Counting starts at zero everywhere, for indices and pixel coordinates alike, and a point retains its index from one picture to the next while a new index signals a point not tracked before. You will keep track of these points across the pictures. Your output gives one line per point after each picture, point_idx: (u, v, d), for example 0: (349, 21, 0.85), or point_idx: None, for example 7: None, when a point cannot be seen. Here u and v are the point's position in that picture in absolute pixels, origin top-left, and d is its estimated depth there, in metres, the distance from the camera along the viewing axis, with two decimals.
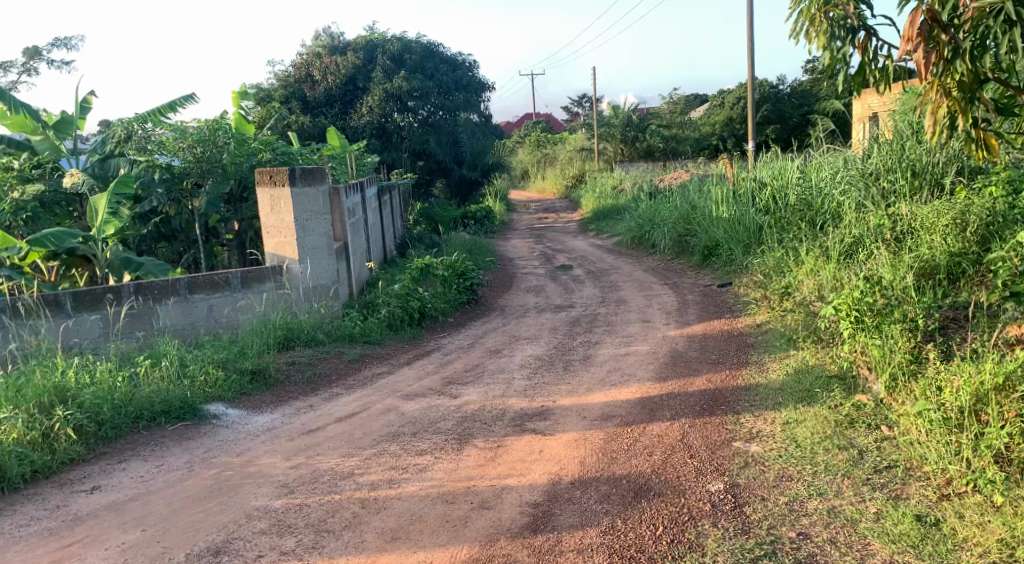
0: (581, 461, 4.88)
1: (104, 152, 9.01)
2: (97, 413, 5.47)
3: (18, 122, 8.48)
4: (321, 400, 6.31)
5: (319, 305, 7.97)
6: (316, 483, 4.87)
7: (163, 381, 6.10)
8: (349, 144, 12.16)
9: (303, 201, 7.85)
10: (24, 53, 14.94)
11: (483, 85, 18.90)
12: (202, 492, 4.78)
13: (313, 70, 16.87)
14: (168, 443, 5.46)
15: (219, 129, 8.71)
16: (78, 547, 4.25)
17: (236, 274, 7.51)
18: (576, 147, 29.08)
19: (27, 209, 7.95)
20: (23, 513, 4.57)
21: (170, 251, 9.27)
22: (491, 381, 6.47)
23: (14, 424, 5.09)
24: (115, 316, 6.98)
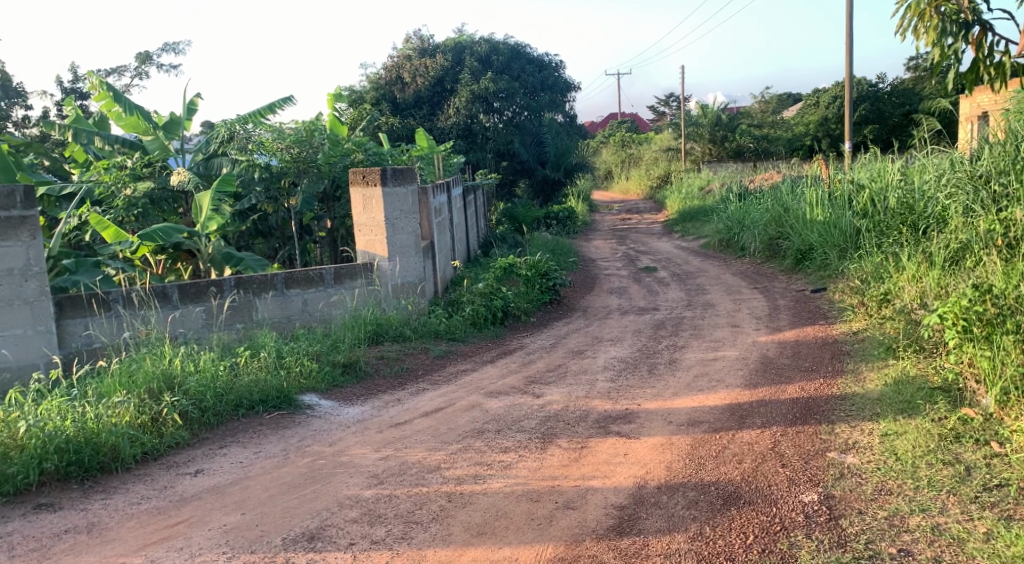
0: (667, 466, 4.85)
1: (207, 151, 9.42)
2: (201, 401, 5.73)
3: (132, 122, 9.02)
4: (408, 395, 6.45)
5: (407, 301, 8.16)
6: (404, 475, 4.98)
7: (261, 370, 6.33)
8: (437, 144, 12.35)
9: (393, 201, 8.06)
10: (135, 58, 15.65)
11: (570, 85, 18.93)
12: (297, 479, 4.96)
13: (403, 73, 17.20)
14: (265, 431, 5.68)
15: (316, 131, 9.26)
16: (184, 527, 4.45)
17: (329, 269, 7.76)
18: (663, 148, 28.92)
19: (138, 206, 8.37)
20: (135, 492, 4.82)
21: (266, 247, 9.64)
22: (575, 381, 6.50)
23: (126, 408, 5.37)
24: (218, 308, 7.24)
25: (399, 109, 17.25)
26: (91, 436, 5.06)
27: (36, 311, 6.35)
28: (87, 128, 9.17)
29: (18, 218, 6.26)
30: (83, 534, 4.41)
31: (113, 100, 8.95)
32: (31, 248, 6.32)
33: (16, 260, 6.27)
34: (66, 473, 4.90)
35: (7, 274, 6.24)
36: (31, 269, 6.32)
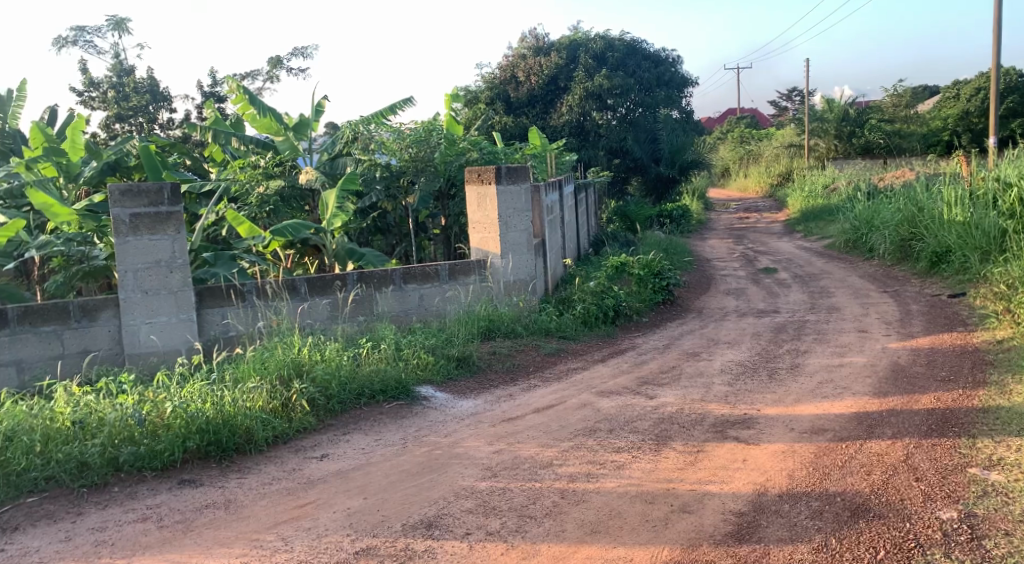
0: (789, 474, 4.72)
1: (333, 151, 9.77)
2: (327, 388, 5.97)
3: (265, 124, 9.26)
4: (520, 390, 6.52)
5: (518, 298, 8.26)
6: (517, 469, 5.03)
7: (381, 361, 6.54)
8: (549, 143, 12.41)
9: (507, 199, 8.18)
10: (268, 62, 16.37)
11: (686, 81, 18.58)
12: (414, 468, 5.10)
13: (517, 71, 17.39)
14: (385, 420, 5.89)
15: (433, 131, 9.47)
16: (311, 508, 4.65)
17: (444, 266, 7.93)
18: (784, 144, 27.51)
19: (270, 203, 8.91)
20: (267, 473, 5.08)
21: (384, 244, 9.89)
22: (690, 383, 6.40)
23: (260, 393, 5.64)
24: (342, 301, 7.50)
25: (513, 107, 17.48)
26: (228, 418, 5.33)
27: (180, 300, 6.75)
28: (226, 130, 9.59)
29: (166, 213, 6.65)
30: (221, 509, 4.65)
31: (249, 103, 9.33)
32: (177, 241, 6.71)
33: (163, 252, 6.67)
34: (206, 452, 5.19)
35: (154, 265, 6.65)
36: (176, 261, 6.71)
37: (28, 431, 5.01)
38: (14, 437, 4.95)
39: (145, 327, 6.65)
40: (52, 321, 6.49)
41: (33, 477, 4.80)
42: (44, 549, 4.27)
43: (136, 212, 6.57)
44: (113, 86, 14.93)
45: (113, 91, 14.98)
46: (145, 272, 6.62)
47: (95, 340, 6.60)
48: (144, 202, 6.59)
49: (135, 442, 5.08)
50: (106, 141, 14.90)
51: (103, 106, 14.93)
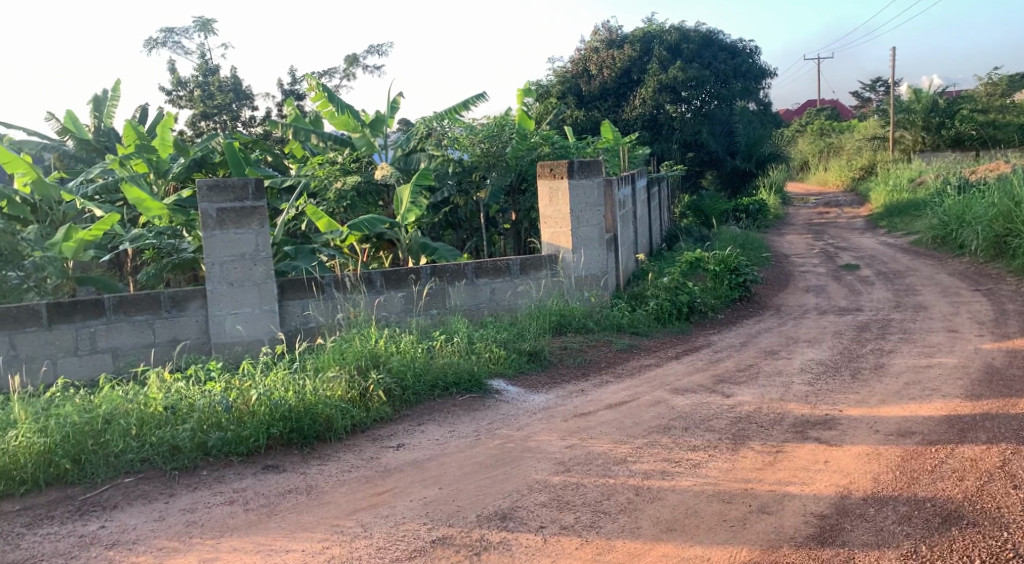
0: (874, 477, 4.58)
1: (408, 147, 9.79)
2: (403, 379, 6.06)
3: (343, 121, 9.52)
4: (592, 386, 6.49)
5: (590, 293, 8.24)
6: (590, 464, 5.01)
7: (454, 354, 6.60)
8: (622, 137, 12.24)
9: (580, 193, 8.14)
10: (345, 60, 16.68)
11: (764, 72, 18.22)
12: (488, 460, 5.13)
13: (589, 65, 17.37)
14: (458, 412, 5.95)
15: (505, 127, 9.60)
16: (388, 496, 4.72)
17: (516, 260, 7.95)
18: (867, 136, 26.71)
19: (347, 198, 9.07)
20: (345, 460, 5.18)
21: (455, 239, 10.03)
22: (767, 382, 6.27)
23: (339, 383, 5.75)
24: (417, 294, 7.58)
25: (585, 101, 17.33)
26: (310, 406, 5.45)
27: (263, 292, 6.93)
28: (305, 126, 9.86)
29: (250, 208, 6.83)
30: (303, 495, 4.76)
31: (328, 101, 9.43)
32: (260, 235, 6.88)
33: (247, 245, 6.85)
34: (289, 439, 5.31)
35: (239, 258, 6.83)
36: (260, 254, 6.89)
37: (124, 415, 5.18)
38: (112, 420, 5.12)
39: (230, 317, 6.85)
40: (144, 311, 6.70)
41: (129, 459, 4.98)
42: (139, 527, 4.43)
43: (223, 207, 6.76)
44: (199, 85, 15.44)
45: (199, 89, 15.47)
46: (230, 264, 6.82)
47: (184, 329, 6.83)
48: (230, 196, 6.77)
49: (223, 428, 5.23)
50: (192, 138, 15.40)
51: (189, 104, 15.45)
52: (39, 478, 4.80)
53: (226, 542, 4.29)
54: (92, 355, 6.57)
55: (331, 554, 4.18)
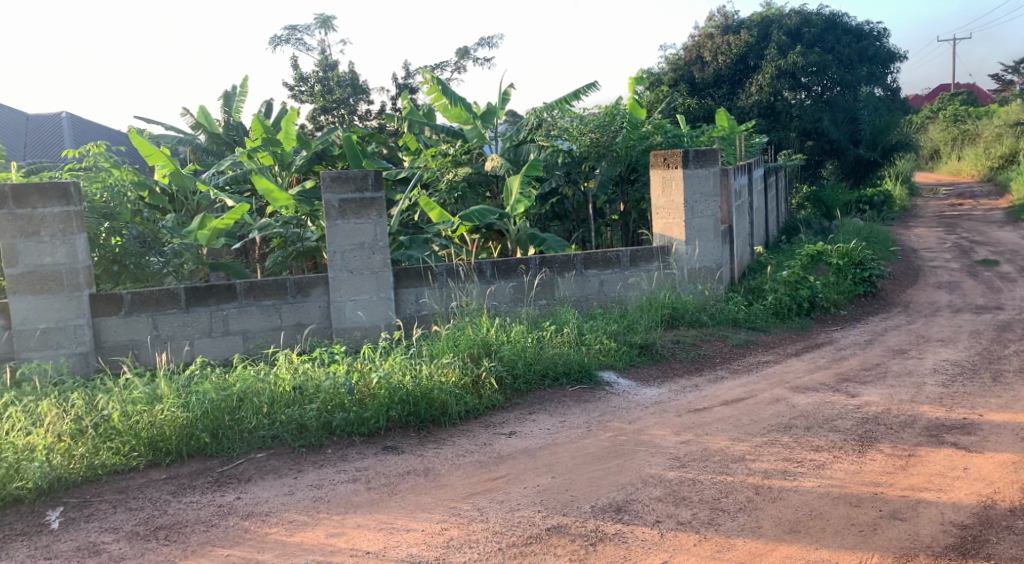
0: (1021, 488, 4.31)
1: (518, 138, 9.77)
2: (514, 367, 6.09)
3: (456, 114, 9.53)
4: (706, 381, 6.34)
5: (703, 286, 8.07)
6: (707, 461, 4.90)
7: (565, 345, 6.59)
8: (737, 125, 11.76)
9: (695, 183, 7.97)
10: (456, 53, 16.95)
11: (893, 55, 17.49)
12: (601, 452, 5.08)
13: (703, 52, 17.02)
14: (569, 403, 5.93)
15: (616, 115, 9.49)
16: (502, 483, 4.74)
17: (626, 252, 7.85)
18: (1008, 122, 25.12)
19: (458, 189, 9.28)
20: (460, 445, 5.24)
21: (561, 230, 10.11)
22: (896, 383, 5.98)
23: (453, 369, 5.83)
24: (527, 285, 7.58)
25: (698, 89, 17.00)
26: (425, 392, 5.54)
27: (381, 280, 7.09)
28: (420, 119, 10.03)
29: (370, 199, 6.98)
30: (421, 476, 4.84)
31: (441, 94, 9.53)
32: (379, 225, 7.03)
33: (366, 235, 7.02)
34: (406, 422, 5.43)
35: (359, 247, 7.01)
36: (378, 244, 7.05)
37: (257, 393, 5.41)
38: (245, 398, 5.35)
39: (349, 304, 7.04)
40: (272, 296, 6.94)
41: (261, 435, 5.19)
42: (271, 500, 4.60)
43: (344, 198, 6.94)
44: (319, 80, 16.01)
45: (320, 85, 16.04)
46: (350, 253, 7.00)
47: (308, 314, 7.05)
48: (352, 187, 6.95)
49: (345, 409, 5.37)
50: (312, 132, 15.95)
51: (310, 99, 16.03)
52: (182, 450, 5.04)
53: (350, 518, 4.40)
54: (226, 337, 6.86)
55: (450, 535, 4.22)
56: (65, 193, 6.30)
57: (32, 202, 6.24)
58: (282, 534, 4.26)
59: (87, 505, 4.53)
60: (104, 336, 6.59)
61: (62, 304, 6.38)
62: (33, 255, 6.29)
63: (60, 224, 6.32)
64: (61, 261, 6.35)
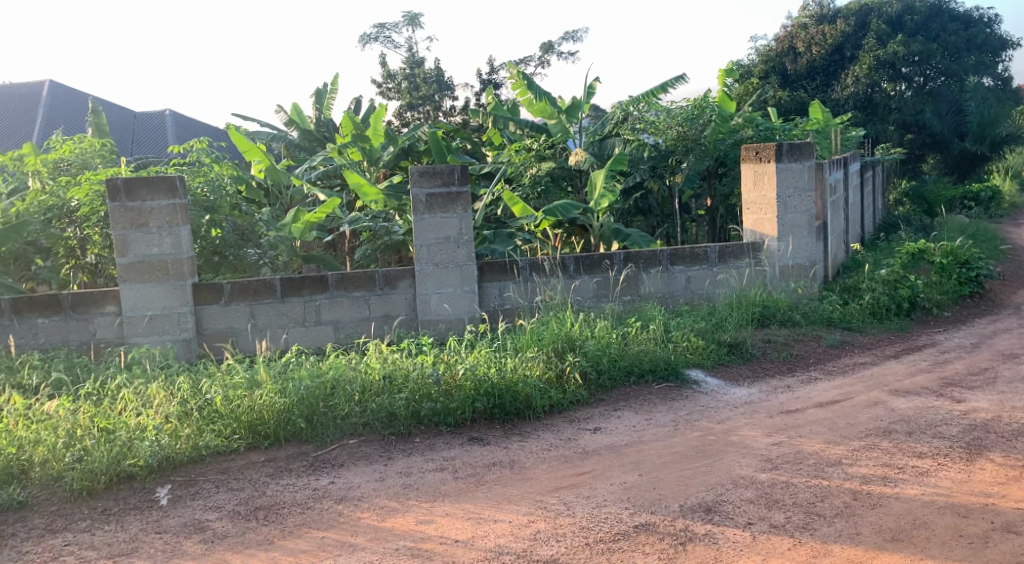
0: None
1: (603, 132, 9.73)
2: (598, 363, 6.03)
3: (541, 109, 9.51)
4: (799, 382, 6.15)
5: (796, 284, 7.83)
6: (801, 464, 4.75)
7: (651, 342, 6.49)
8: (832, 117, 11.37)
9: (788, 177, 7.73)
10: (541, 48, 16.93)
11: (1004, 43, 16.63)
12: (689, 451, 4.98)
13: (796, 42, 16.50)
14: (656, 400, 5.85)
15: (705, 107, 9.18)
16: (588, 478, 4.70)
17: (715, 248, 7.68)
18: None
19: (541, 183, 9.28)
20: (545, 439, 5.22)
21: (644, 225, 10.14)
22: (1006, 389, 5.68)
23: (538, 363, 5.82)
24: (612, 280, 7.50)
25: (790, 81, 16.49)
26: (510, 385, 5.54)
27: (465, 273, 7.13)
28: (504, 114, 10.24)
29: (456, 193, 7.02)
30: (507, 468, 4.84)
31: (526, 89, 9.52)
32: (464, 219, 7.06)
33: (451, 229, 7.06)
34: (491, 415, 5.45)
35: (444, 240, 7.06)
36: (463, 238, 7.08)
37: (349, 381, 5.52)
38: (338, 385, 5.46)
39: (435, 297, 7.10)
40: (362, 287, 7.05)
41: (353, 422, 5.28)
42: (363, 486, 4.67)
43: (431, 192, 6.98)
44: (406, 77, 16.21)
45: (407, 81, 16.26)
46: (435, 246, 7.05)
47: (396, 306, 7.14)
48: (439, 182, 7.00)
49: (432, 399, 5.42)
50: (399, 128, 16.19)
51: (398, 95, 16.29)
52: (280, 434, 5.17)
53: (439, 506, 4.43)
54: (318, 326, 7.01)
55: (537, 528, 4.21)
56: (171, 186, 6.53)
57: (141, 196, 6.49)
58: (374, 519, 4.32)
59: (193, 483, 4.69)
60: (206, 323, 6.82)
61: (167, 292, 6.62)
62: (142, 246, 6.55)
63: (166, 217, 6.56)
64: (167, 251, 6.59)
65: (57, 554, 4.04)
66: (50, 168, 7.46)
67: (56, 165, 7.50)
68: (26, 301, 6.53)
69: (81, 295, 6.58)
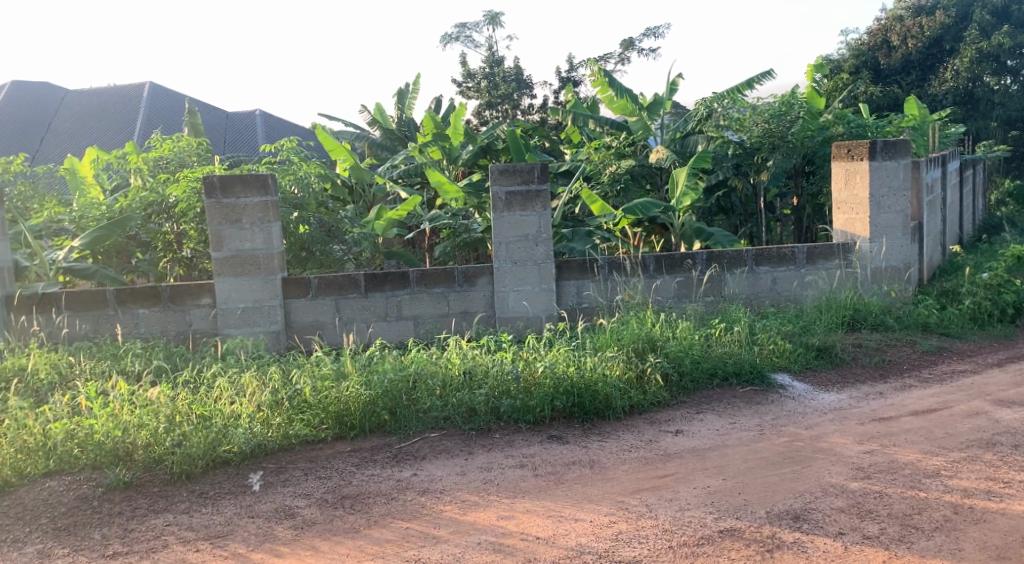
0: None
1: (685, 129, 9.67)
2: (680, 365, 5.94)
3: (621, 106, 9.36)
4: (893, 389, 5.94)
5: (889, 287, 7.57)
6: (895, 474, 4.58)
7: (735, 344, 6.35)
8: (929, 113, 11.03)
9: (882, 175, 7.46)
10: (622, 44, 16.81)
11: None
12: (775, 457, 4.86)
13: (890, 35, 15.96)
14: (740, 404, 5.73)
15: (793, 104, 8.91)
16: (670, 481, 4.63)
17: (803, 248, 7.48)
18: None
19: (621, 182, 9.21)
20: (626, 440, 5.17)
21: (727, 224, 9.98)
22: None
23: (617, 362, 5.76)
24: (695, 280, 7.37)
25: (883, 76, 15.92)
26: (590, 384, 5.50)
27: (544, 272, 7.11)
28: (584, 112, 10.06)
29: (535, 191, 7.00)
30: (587, 468, 4.81)
31: (607, 86, 9.41)
32: (543, 217, 7.04)
33: (530, 227, 7.05)
34: (571, 413, 5.43)
35: (523, 238, 7.06)
36: (541, 236, 7.07)
37: (430, 375, 5.59)
38: (420, 379, 5.55)
39: (514, 294, 7.11)
40: (441, 284, 7.11)
41: (434, 416, 5.34)
42: (445, 479, 4.71)
43: (511, 190, 6.99)
44: (486, 76, 16.31)
45: (487, 80, 16.34)
46: (515, 244, 7.06)
47: (475, 303, 7.18)
48: (519, 180, 7.00)
49: (512, 396, 5.44)
50: (478, 127, 16.32)
51: (477, 94, 16.39)
52: (365, 425, 5.26)
53: (520, 503, 4.44)
54: (399, 321, 7.11)
55: (618, 528, 4.17)
56: (264, 185, 6.72)
57: (235, 193, 6.69)
58: (456, 512, 4.35)
59: (284, 470, 4.81)
60: (294, 316, 6.99)
61: (258, 285, 6.81)
62: (235, 241, 6.74)
63: (259, 213, 6.74)
64: (259, 246, 6.78)
65: (158, 533, 4.20)
66: (150, 165, 7.77)
67: (156, 162, 7.78)
68: (129, 292, 6.80)
69: (179, 287, 6.81)
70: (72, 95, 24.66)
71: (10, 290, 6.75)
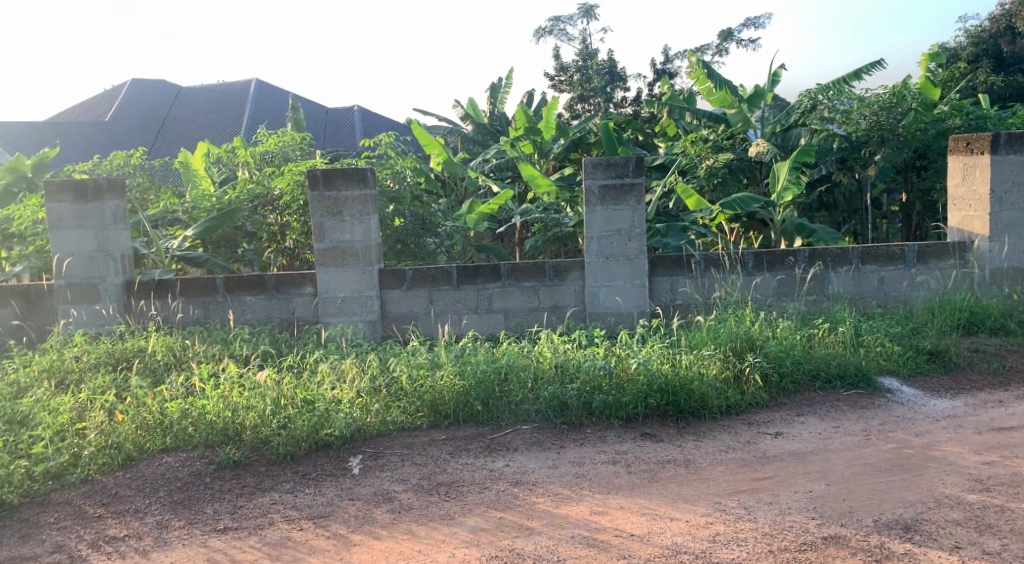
0: None
1: (787, 122, 9.33)
2: (781, 365, 5.76)
3: (721, 98, 9.14)
4: (1014, 397, 5.62)
5: (1010, 289, 7.18)
6: (1017, 488, 4.33)
7: (839, 345, 6.13)
8: None
9: (1004, 170, 7.07)
10: (720, 35, 16.48)
11: None
12: (883, 464, 4.67)
13: (1015, 21, 15.19)
14: (844, 407, 5.52)
15: (905, 95, 8.47)
16: (770, 484, 4.50)
17: (913, 247, 7.16)
18: None
19: (718, 176, 9.01)
20: (723, 440, 5.06)
21: (829, 221, 9.78)
22: None
23: (714, 362, 5.65)
24: (797, 278, 7.15)
25: (1005, 64, 15.12)
26: (684, 382, 5.41)
27: (636, 266, 7.01)
28: (680, 104, 9.88)
29: (629, 185, 6.92)
30: (682, 467, 4.73)
31: (706, 77, 9.25)
32: (637, 211, 6.95)
33: (623, 222, 6.97)
34: (664, 411, 5.33)
35: (617, 233, 6.98)
36: (635, 230, 6.98)
37: (522, 368, 5.63)
38: (512, 372, 5.59)
39: (606, 290, 7.04)
40: (533, 278, 7.11)
41: (527, 409, 5.33)
42: (537, 471, 4.71)
43: (604, 183, 6.92)
44: (579, 70, 16.25)
45: (580, 74, 16.27)
46: (608, 239, 6.99)
47: (566, 297, 7.16)
48: (612, 174, 6.92)
49: (604, 391, 5.39)
50: (569, 120, 16.28)
51: (570, 89, 16.34)
52: (458, 415, 5.31)
53: (614, 499, 4.39)
54: (491, 314, 7.14)
55: (716, 530, 4.08)
56: (363, 178, 6.85)
57: (337, 186, 6.84)
58: (550, 504, 4.34)
59: (381, 455, 4.90)
60: (390, 306, 7.10)
61: (357, 276, 6.95)
62: (335, 232, 6.89)
63: (358, 206, 6.88)
64: (358, 238, 6.92)
65: (264, 511, 4.34)
66: (257, 159, 8.04)
67: (262, 156, 8.05)
68: (236, 280, 7.04)
69: (283, 276, 7.02)
70: (184, 93, 25.81)
71: (131, 276, 7.08)
